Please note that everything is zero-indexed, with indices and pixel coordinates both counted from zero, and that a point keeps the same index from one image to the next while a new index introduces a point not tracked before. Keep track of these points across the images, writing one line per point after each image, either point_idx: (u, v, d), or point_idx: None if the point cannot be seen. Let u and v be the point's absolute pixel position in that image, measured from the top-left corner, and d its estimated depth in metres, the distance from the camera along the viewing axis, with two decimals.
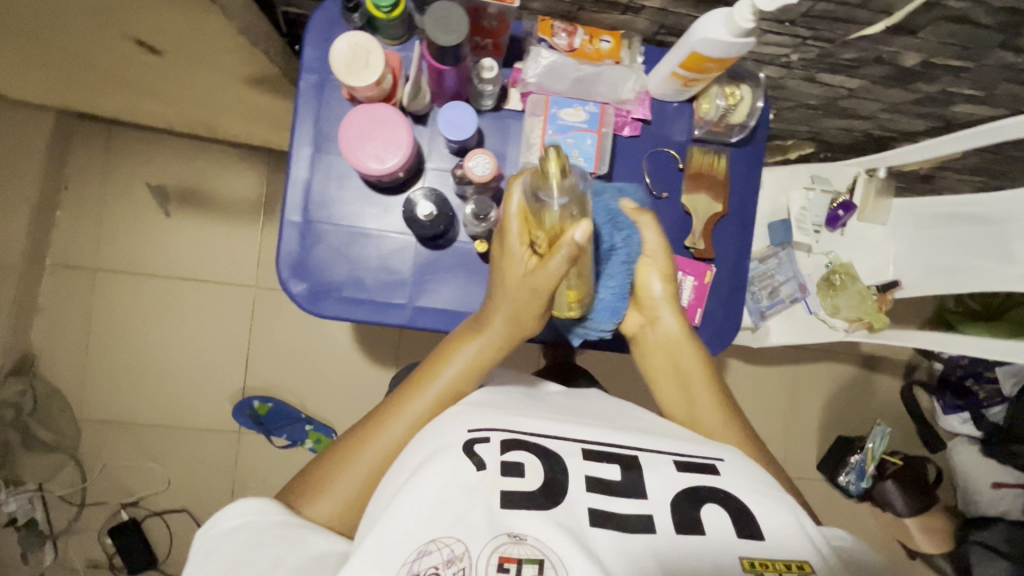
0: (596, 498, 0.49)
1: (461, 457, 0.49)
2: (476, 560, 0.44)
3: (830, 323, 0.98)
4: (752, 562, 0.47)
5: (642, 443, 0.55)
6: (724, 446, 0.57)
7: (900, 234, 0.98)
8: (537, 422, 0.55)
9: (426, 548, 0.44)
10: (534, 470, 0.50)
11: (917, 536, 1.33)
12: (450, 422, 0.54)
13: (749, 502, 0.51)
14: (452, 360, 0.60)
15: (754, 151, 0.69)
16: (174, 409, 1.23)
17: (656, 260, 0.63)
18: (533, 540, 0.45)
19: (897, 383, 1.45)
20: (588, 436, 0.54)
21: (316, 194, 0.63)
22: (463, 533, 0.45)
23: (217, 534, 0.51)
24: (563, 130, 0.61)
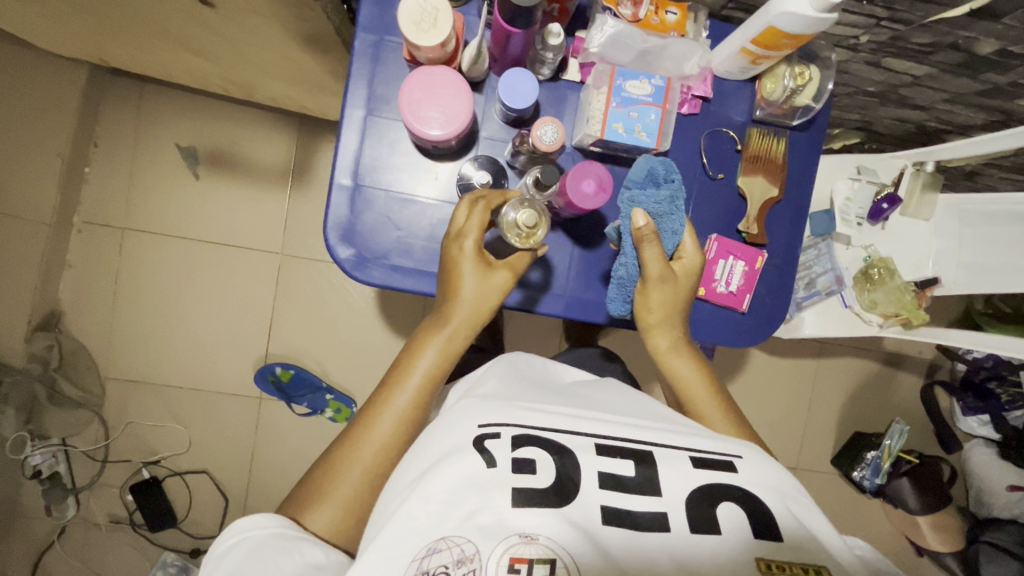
0: (609, 495, 0.49)
1: (471, 456, 0.49)
2: (486, 561, 0.44)
3: (864, 317, 0.97)
4: (769, 564, 0.46)
5: (656, 437, 0.53)
6: (742, 442, 0.56)
7: (944, 230, 0.96)
8: (549, 415, 0.54)
9: (435, 546, 0.45)
10: (545, 466, 0.49)
11: (927, 533, 1.33)
12: (461, 419, 0.54)
13: (763, 500, 0.50)
14: (416, 364, 0.60)
15: (813, 135, 0.67)
16: (199, 371, 1.23)
17: (654, 283, 0.59)
18: (545, 540, 0.44)
19: (919, 382, 1.45)
20: (602, 431, 0.53)
21: (367, 160, 0.62)
22: (472, 533, 0.45)
23: (217, 553, 0.51)
24: (627, 103, 0.57)
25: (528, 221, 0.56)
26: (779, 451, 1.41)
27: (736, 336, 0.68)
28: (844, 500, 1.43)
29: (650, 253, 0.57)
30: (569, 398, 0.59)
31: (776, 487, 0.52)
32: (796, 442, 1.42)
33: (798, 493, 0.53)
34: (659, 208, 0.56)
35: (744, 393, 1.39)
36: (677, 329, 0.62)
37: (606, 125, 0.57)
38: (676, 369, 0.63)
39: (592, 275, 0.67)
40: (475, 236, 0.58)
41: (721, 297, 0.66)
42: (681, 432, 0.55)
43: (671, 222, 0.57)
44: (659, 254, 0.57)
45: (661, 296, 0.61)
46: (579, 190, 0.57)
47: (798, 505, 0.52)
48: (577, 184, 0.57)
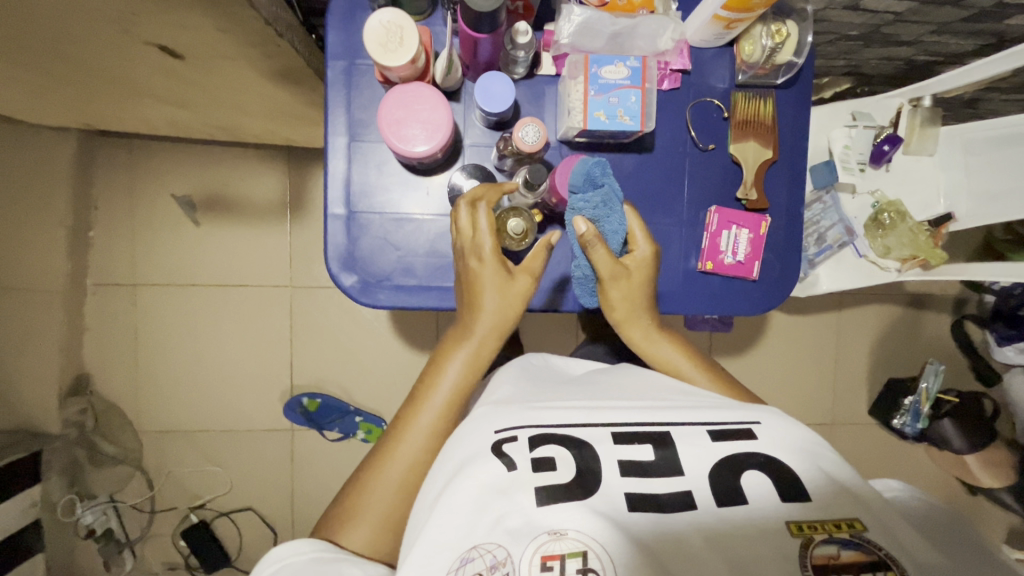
0: (631, 482, 0.49)
1: (490, 462, 0.49)
2: (518, 562, 0.44)
3: (881, 263, 0.95)
4: (799, 525, 0.46)
5: (672, 416, 0.53)
6: (758, 407, 0.55)
7: (950, 163, 0.94)
8: (560, 411, 0.54)
9: (468, 555, 0.45)
10: (563, 460, 0.49)
11: (976, 471, 1.31)
12: (478, 426, 0.55)
13: (789, 465, 0.50)
14: (441, 380, 0.60)
15: (800, 91, 0.65)
16: (228, 412, 1.26)
17: (620, 279, 0.60)
18: (574, 533, 0.45)
19: (946, 320, 1.42)
20: (617, 419, 0.53)
21: (356, 185, 0.62)
22: (502, 538, 0.45)
23: None
24: (604, 90, 0.55)
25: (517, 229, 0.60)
26: (811, 409, 1.40)
27: (751, 304, 0.67)
28: (883, 448, 1.42)
29: (598, 255, 0.58)
30: (584, 388, 0.60)
31: (801, 446, 0.52)
32: (828, 397, 1.40)
33: (826, 450, 0.53)
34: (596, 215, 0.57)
35: (768, 356, 1.38)
36: (647, 319, 0.63)
37: (587, 115, 0.56)
38: (659, 354, 0.64)
39: None
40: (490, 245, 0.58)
41: (729, 269, 0.65)
42: (698, 408, 0.55)
43: (611, 224, 0.58)
44: (607, 256, 0.58)
45: (622, 292, 0.61)
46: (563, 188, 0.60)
47: (828, 460, 0.51)
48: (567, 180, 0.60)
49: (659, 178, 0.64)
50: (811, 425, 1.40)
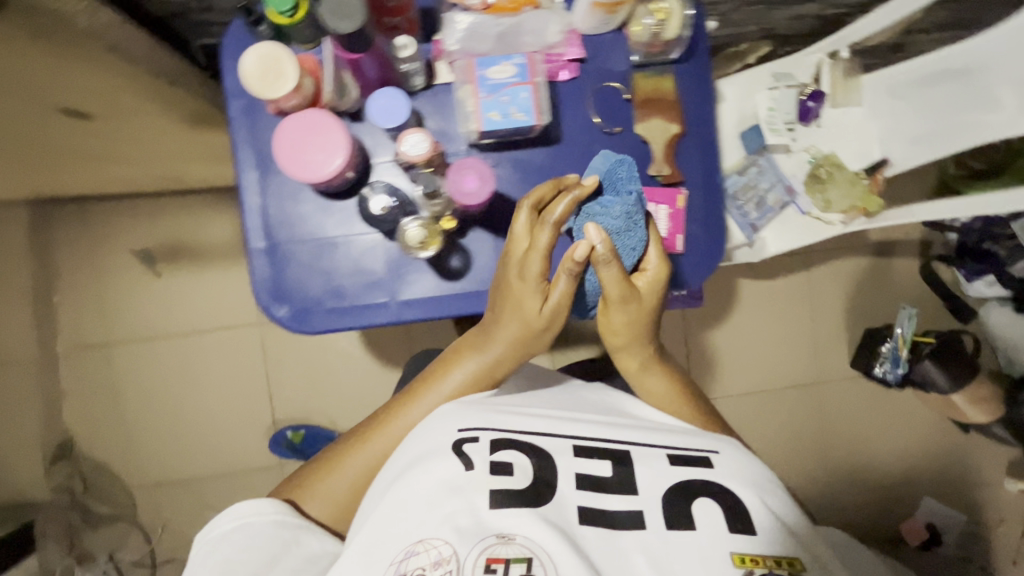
0: (585, 496, 0.57)
1: (451, 461, 0.56)
2: (463, 560, 0.51)
3: (824, 219, 0.96)
4: (742, 557, 0.54)
5: (634, 439, 0.62)
6: (719, 438, 0.64)
7: (878, 110, 0.95)
8: (528, 420, 0.62)
9: (414, 549, 0.52)
10: (522, 469, 0.57)
11: (965, 408, 1.32)
12: (442, 423, 0.61)
13: (740, 496, 0.58)
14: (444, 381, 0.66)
15: (698, 63, 0.66)
16: (216, 456, 1.26)
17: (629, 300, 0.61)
18: (521, 539, 0.52)
19: (915, 263, 1.42)
20: (580, 434, 0.61)
21: (275, 217, 0.63)
22: (450, 535, 0.52)
23: (218, 536, 0.61)
24: (494, 90, 0.56)
25: (415, 238, 0.59)
26: (794, 369, 1.40)
27: (680, 280, 0.68)
28: (872, 400, 1.41)
29: (607, 275, 0.58)
30: (561, 403, 0.68)
31: (753, 480, 0.60)
32: (810, 357, 1.40)
33: (775, 486, 0.61)
34: (615, 226, 0.60)
35: (743, 324, 1.38)
36: (641, 352, 0.68)
37: (482, 118, 0.56)
38: (648, 382, 0.70)
39: None
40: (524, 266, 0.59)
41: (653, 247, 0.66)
42: (659, 433, 0.63)
43: (628, 240, 0.61)
44: (618, 276, 0.58)
45: (623, 319, 0.63)
46: (463, 189, 0.60)
47: (776, 499, 0.59)
48: (460, 183, 0.60)
49: (572, 168, 0.65)
50: (796, 387, 1.40)
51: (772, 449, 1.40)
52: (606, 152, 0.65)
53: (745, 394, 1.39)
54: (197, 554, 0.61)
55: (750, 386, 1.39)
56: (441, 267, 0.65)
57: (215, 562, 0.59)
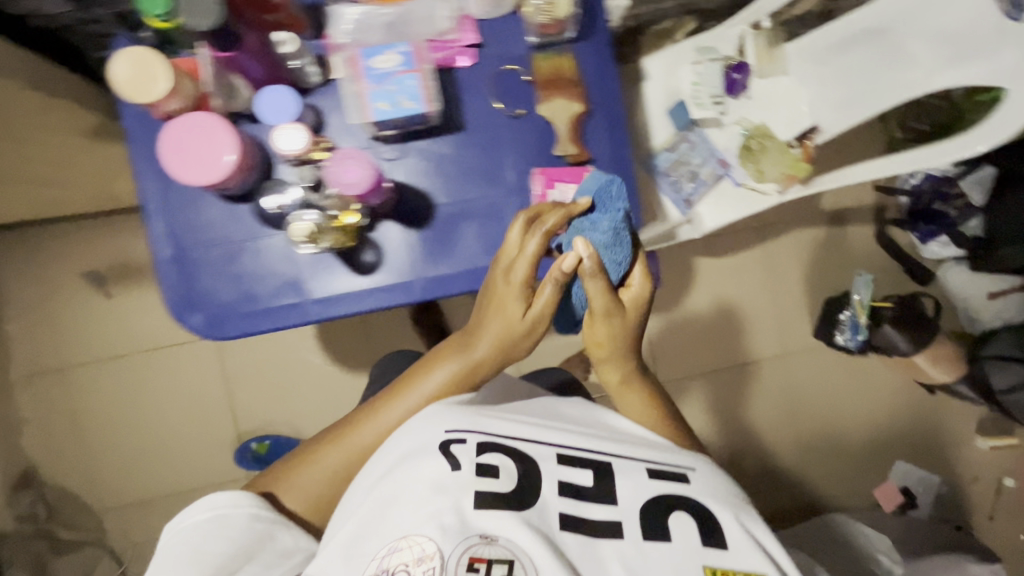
0: (568, 503, 0.54)
1: (438, 460, 0.54)
2: (445, 558, 0.49)
3: (760, 189, 0.95)
4: (713, 569, 0.53)
5: (617, 449, 0.60)
6: (697, 457, 0.62)
7: (804, 77, 0.94)
8: (512, 425, 0.59)
9: (398, 545, 0.50)
10: (507, 472, 0.55)
11: (929, 370, 1.32)
12: (427, 422, 0.58)
13: (715, 512, 0.56)
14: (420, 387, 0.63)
15: (597, 42, 0.66)
16: (183, 473, 1.26)
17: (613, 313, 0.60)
18: (504, 541, 0.50)
19: (871, 230, 1.42)
20: (566, 441, 0.59)
21: (180, 224, 0.63)
22: (433, 533, 0.50)
23: (188, 525, 0.59)
24: (380, 80, 0.56)
25: (299, 230, 0.57)
26: (757, 344, 1.40)
27: None
28: (837, 368, 1.42)
29: (593, 288, 0.58)
30: (545, 409, 0.65)
31: (727, 497, 0.58)
32: (773, 330, 1.41)
33: (747, 506, 0.59)
34: (603, 240, 0.59)
35: (704, 302, 1.38)
36: (622, 367, 0.65)
37: (370, 108, 0.56)
38: (628, 402, 0.67)
39: (440, 250, 0.65)
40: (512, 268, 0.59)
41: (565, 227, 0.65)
42: (642, 446, 0.61)
43: (614, 257, 0.60)
44: (602, 290, 0.58)
45: (605, 331, 0.62)
46: (345, 179, 0.58)
47: (751, 519, 0.58)
48: (344, 171, 0.57)
49: (477, 153, 0.65)
50: (762, 360, 1.41)
51: (742, 425, 1.39)
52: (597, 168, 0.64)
53: (711, 372, 1.39)
54: (167, 539, 0.60)
55: (715, 363, 1.39)
56: (357, 263, 0.65)
57: (185, 551, 0.58)
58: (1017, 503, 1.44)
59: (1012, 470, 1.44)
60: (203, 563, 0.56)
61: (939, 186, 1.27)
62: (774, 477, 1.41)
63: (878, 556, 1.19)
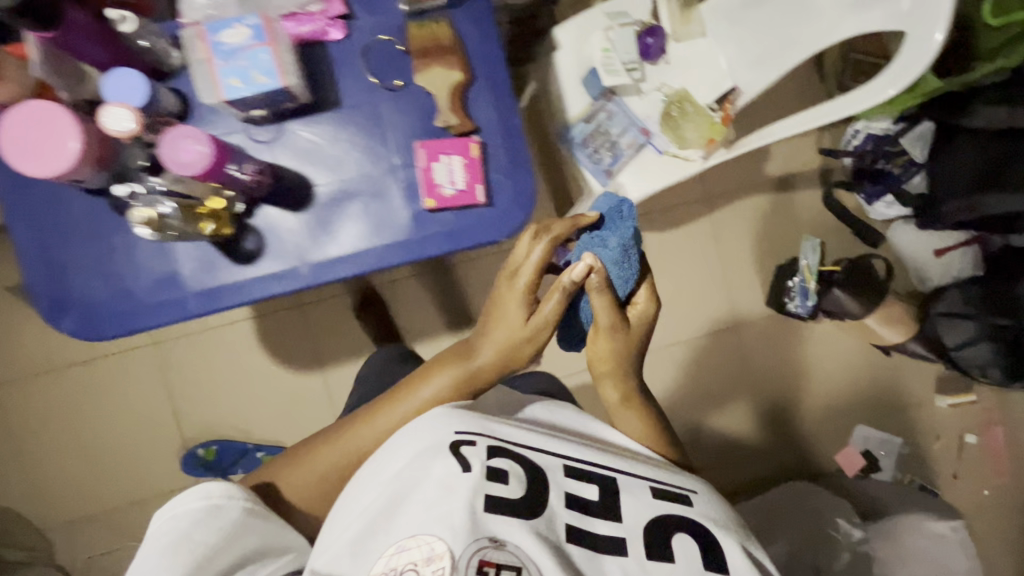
0: (573, 515, 0.58)
1: (450, 461, 0.57)
2: (455, 559, 0.52)
3: (682, 155, 0.93)
4: None
5: (624, 467, 0.63)
6: (699, 482, 0.66)
7: (721, 38, 0.92)
8: (519, 434, 0.62)
9: (406, 543, 0.54)
10: (516, 477, 0.58)
11: (879, 331, 1.31)
12: (435, 424, 0.60)
13: (720, 538, 0.60)
14: (423, 388, 0.68)
15: (476, 7, 0.64)
16: (131, 484, 1.23)
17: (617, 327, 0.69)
18: (511, 547, 0.54)
19: (819, 193, 1.40)
20: (572, 454, 0.62)
21: (49, 232, 0.65)
22: (443, 534, 0.53)
23: (182, 511, 0.57)
24: (229, 56, 0.54)
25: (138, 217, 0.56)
26: (710, 316, 1.39)
27: (495, 230, 0.65)
28: (792, 336, 1.41)
29: (600, 302, 0.67)
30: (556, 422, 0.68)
31: (727, 521, 0.62)
32: (725, 302, 1.39)
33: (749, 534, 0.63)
34: (611, 257, 0.67)
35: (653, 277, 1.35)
36: (623, 384, 0.71)
37: (221, 86, 0.54)
38: (627, 419, 0.73)
39: (318, 233, 0.63)
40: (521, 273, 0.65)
41: (454, 200, 0.63)
42: (647, 466, 0.65)
43: (620, 275, 0.68)
44: (608, 304, 0.67)
45: (607, 346, 0.69)
46: (181, 159, 0.55)
47: (757, 549, 0.62)
48: (180, 151, 0.55)
49: (356, 130, 0.63)
50: (715, 332, 1.39)
51: (694, 396, 1.38)
52: (609, 193, 0.74)
53: (662, 346, 1.38)
54: (155, 525, 0.57)
55: (667, 338, 1.38)
56: (234, 250, 0.63)
57: (175, 538, 0.56)
58: (980, 460, 1.43)
59: (974, 426, 1.43)
60: (201, 559, 0.56)
61: (881, 145, 1.27)
62: (734, 450, 1.40)
63: (836, 520, 1.19)
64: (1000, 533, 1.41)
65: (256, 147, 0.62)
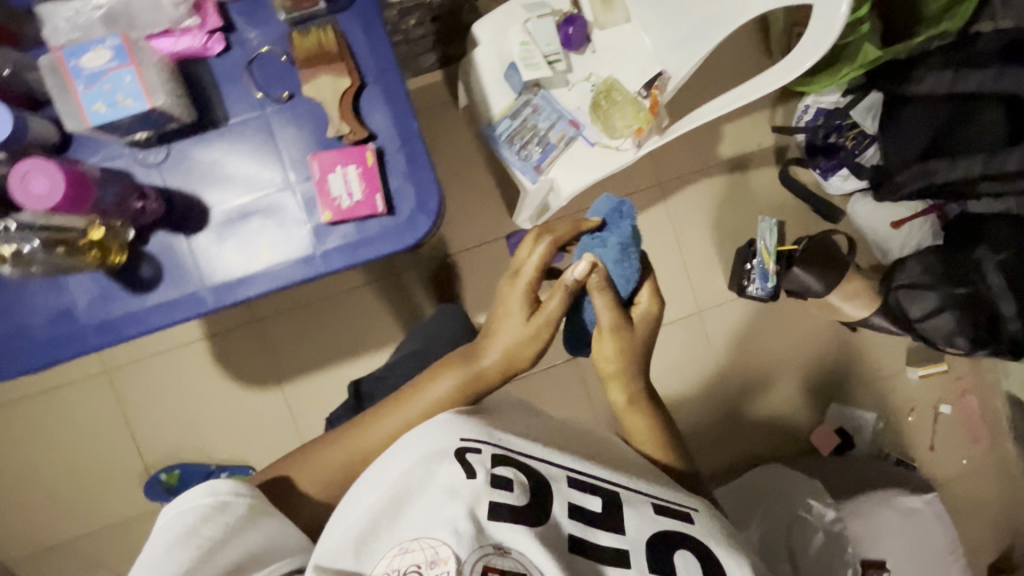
0: (577, 526, 0.56)
1: (454, 465, 0.55)
2: (458, 563, 0.50)
3: (614, 145, 0.91)
4: None
5: (629, 481, 0.61)
6: (701, 501, 0.64)
7: (645, 22, 0.91)
8: (526, 442, 0.60)
9: (410, 546, 0.52)
10: (521, 485, 0.56)
11: (845, 307, 1.29)
12: (440, 430, 0.59)
13: (722, 561, 0.58)
14: (429, 391, 0.70)
15: (362, 10, 0.66)
16: (94, 513, 1.22)
17: (619, 328, 0.69)
18: (516, 554, 0.52)
19: (775, 171, 1.37)
20: (578, 464, 0.60)
21: None
22: (448, 537, 0.51)
23: (189, 509, 0.56)
24: (94, 79, 0.58)
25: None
26: (671, 303, 1.37)
27: (396, 237, 0.66)
28: (755, 319, 1.39)
29: (601, 303, 0.68)
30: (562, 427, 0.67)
31: (730, 544, 0.60)
32: (685, 288, 1.38)
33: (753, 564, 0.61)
34: (611, 257, 0.70)
35: None
36: (629, 387, 0.72)
37: (87, 111, 0.58)
38: (632, 421, 0.74)
39: (218, 256, 0.65)
40: (523, 274, 0.70)
41: (350, 212, 0.64)
42: (651, 482, 0.63)
43: (620, 272, 0.70)
44: (609, 304, 0.68)
45: (614, 346, 0.70)
46: (38, 191, 0.56)
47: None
48: (38, 186, 0.56)
49: (250, 144, 0.66)
50: (677, 320, 1.38)
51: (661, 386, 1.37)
52: (609, 195, 0.77)
53: None
54: (162, 524, 0.56)
55: None
56: (130, 279, 0.65)
57: (180, 537, 0.54)
58: (954, 430, 1.41)
59: (946, 397, 1.41)
60: (205, 554, 0.53)
61: (833, 119, 1.23)
62: (705, 437, 1.38)
63: (807, 501, 1.17)
64: (978, 501, 1.40)
65: (147, 169, 0.66)
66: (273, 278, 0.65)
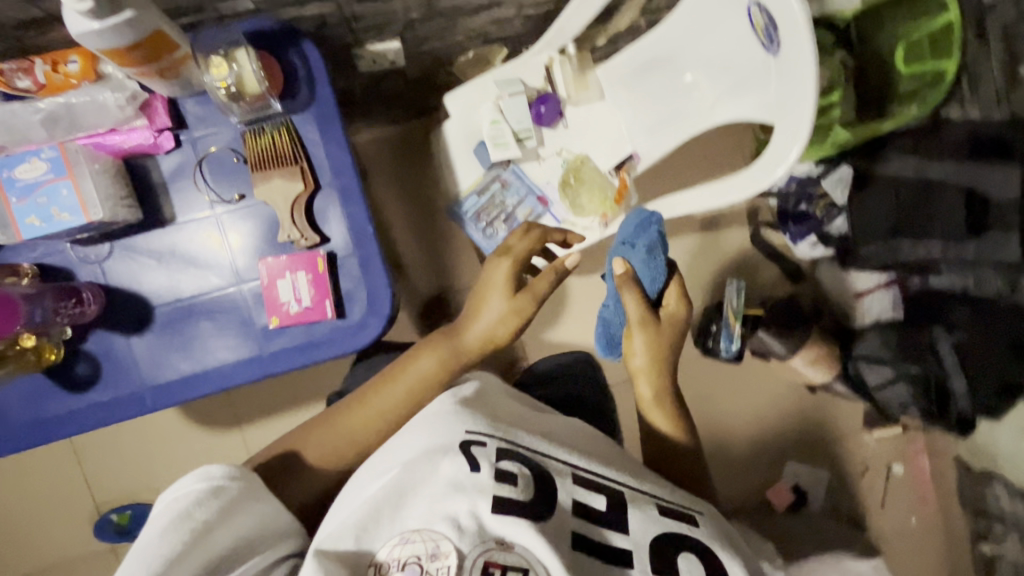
0: (581, 523, 0.55)
1: (458, 458, 0.55)
2: (461, 557, 0.51)
3: (580, 224, 0.91)
4: None
5: (631, 480, 0.61)
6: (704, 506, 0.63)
7: (619, 102, 0.90)
8: (533, 438, 0.61)
9: (410, 537, 0.52)
10: (525, 480, 0.55)
11: (805, 369, 1.34)
12: (445, 423, 0.59)
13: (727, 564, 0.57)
14: (416, 368, 0.73)
15: (320, 110, 0.75)
16: (46, 551, 1.20)
17: (648, 325, 0.73)
18: (519, 549, 0.52)
19: (746, 232, 1.41)
20: (581, 464, 0.60)
21: None
22: (448, 531, 0.52)
23: (184, 495, 0.55)
24: (29, 191, 0.68)
25: None
26: None
27: (336, 336, 0.76)
28: (719, 374, 1.42)
29: (630, 297, 0.73)
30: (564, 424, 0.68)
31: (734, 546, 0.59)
32: None
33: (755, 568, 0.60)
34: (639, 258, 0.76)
35: (581, 322, 1.31)
36: (657, 383, 0.73)
37: (22, 222, 0.68)
38: (654, 418, 0.74)
39: (156, 355, 0.76)
40: (509, 255, 0.78)
41: (299, 315, 0.74)
42: (655, 485, 0.63)
43: (648, 271, 0.75)
44: (637, 299, 0.73)
45: (643, 341, 0.73)
46: None
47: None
48: None
49: (192, 246, 0.76)
50: None
51: None
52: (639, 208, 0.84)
53: None
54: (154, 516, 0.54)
55: None
56: (69, 377, 0.75)
57: (174, 521, 0.52)
58: (909, 488, 1.44)
59: (901, 455, 1.45)
60: (201, 532, 0.52)
61: (804, 187, 1.26)
62: None
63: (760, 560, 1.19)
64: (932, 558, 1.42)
65: (87, 264, 0.75)
66: (202, 372, 0.76)
